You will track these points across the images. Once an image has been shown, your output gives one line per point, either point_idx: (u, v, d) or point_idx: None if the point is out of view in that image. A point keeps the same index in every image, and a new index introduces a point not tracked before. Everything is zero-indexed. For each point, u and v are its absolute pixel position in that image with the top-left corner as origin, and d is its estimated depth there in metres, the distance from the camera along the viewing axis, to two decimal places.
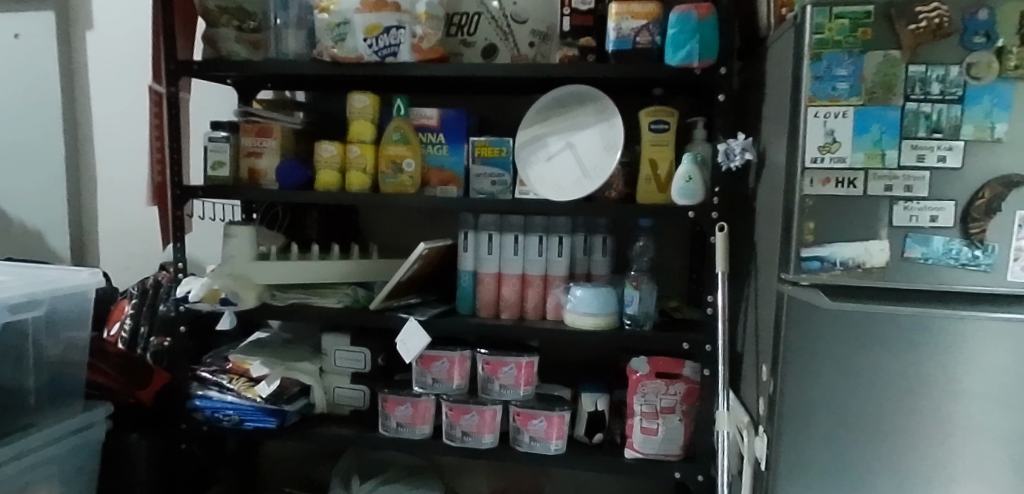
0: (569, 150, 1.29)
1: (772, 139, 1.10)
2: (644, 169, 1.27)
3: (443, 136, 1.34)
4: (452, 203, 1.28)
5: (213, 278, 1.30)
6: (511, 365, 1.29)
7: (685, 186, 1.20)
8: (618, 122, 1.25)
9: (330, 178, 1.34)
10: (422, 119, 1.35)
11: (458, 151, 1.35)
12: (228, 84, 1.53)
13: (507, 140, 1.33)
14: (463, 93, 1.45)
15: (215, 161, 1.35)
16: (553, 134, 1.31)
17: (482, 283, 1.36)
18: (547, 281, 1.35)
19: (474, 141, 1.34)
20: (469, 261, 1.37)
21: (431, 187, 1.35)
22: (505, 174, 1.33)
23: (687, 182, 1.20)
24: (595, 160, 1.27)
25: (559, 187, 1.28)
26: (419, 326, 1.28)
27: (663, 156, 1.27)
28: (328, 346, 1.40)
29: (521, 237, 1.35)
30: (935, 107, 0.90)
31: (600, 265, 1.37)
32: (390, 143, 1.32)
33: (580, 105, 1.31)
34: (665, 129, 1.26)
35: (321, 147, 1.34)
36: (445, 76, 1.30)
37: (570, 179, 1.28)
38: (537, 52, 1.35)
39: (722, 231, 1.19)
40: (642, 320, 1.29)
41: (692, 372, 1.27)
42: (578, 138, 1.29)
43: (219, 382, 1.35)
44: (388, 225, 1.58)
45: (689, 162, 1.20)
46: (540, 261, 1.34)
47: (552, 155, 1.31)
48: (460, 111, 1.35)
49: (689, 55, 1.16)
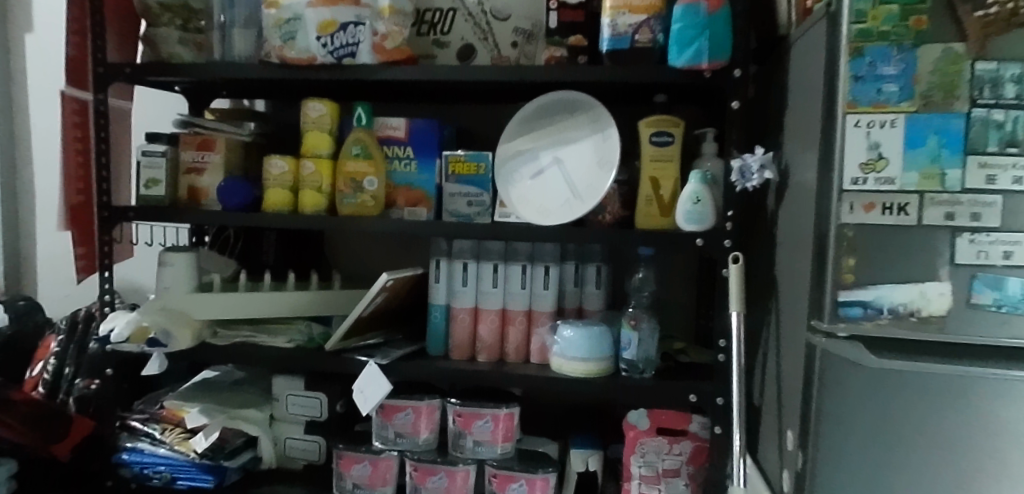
0: (556, 167, 1.11)
1: (799, 155, 0.91)
2: (643, 189, 1.08)
3: (411, 150, 1.16)
4: (420, 228, 1.10)
5: (142, 314, 1.12)
6: (486, 419, 1.10)
7: (692, 213, 1.02)
8: (614, 133, 1.06)
9: (280, 198, 1.15)
10: (387, 130, 1.16)
11: (429, 167, 1.16)
12: (177, 92, 1.36)
13: (485, 155, 1.15)
14: (440, 102, 1.27)
15: (147, 178, 1.17)
16: (540, 148, 1.13)
17: (455, 320, 1.17)
18: (531, 317, 1.16)
19: (447, 156, 1.16)
20: (441, 293, 1.18)
21: (398, 208, 1.16)
22: (482, 193, 1.15)
23: (695, 204, 1.02)
24: (588, 180, 1.08)
25: (547, 212, 1.09)
26: (378, 371, 1.09)
27: (666, 173, 1.08)
28: (278, 390, 1.22)
29: (501, 266, 1.16)
30: (1009, 114, 0.71)
31: (592, 299, 1.18)
32: (349, 157, 1.13)
33: (571, 114, 1.12)
34: (669, 142, 1.07)
35: (271, 162, 1.15)
36: (413, 82, 1.12)
37: (560, 201, 1.09)
38: (520, 53, 1.16)
39: (737, 262, 1.00)
40: (641, 366, 1.09)
41: (700, 428, 1.07)
42: (569, 153, 1.10)
43: (150, 433, 1.17)
44: (355, 251, 1.39)
45: (696, 181, 1.02)
46: (523, 294, 1.15)
47: (537, 172, 1.12)
48: (432, 121, 1.16)
49: (697, 54, 0.98)
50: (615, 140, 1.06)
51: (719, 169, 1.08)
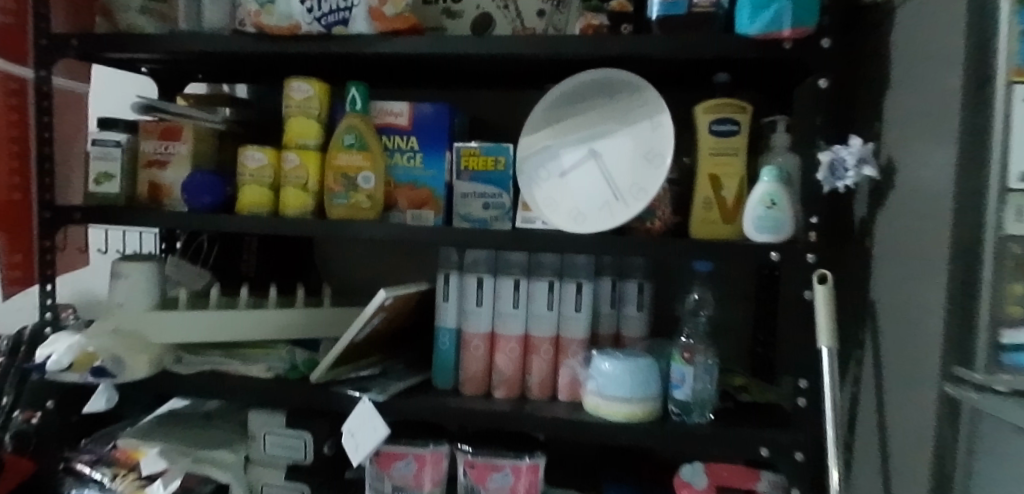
0: (594, 162, 0.90)
1: (916, 146, 0.70)
2: (701, 189, 0.87)
3: (416, 141, 0.96)
4: (426, 236, 0.90)
5: (89, 337, 0.92)
6: (504, 471, 0.89)
7: (761, 219, 0.82)
8: (667, 121, 0.85)
9: (257, 198, 0.95)
10: (387, 117, 0.96)
11: (437, 162, 0.96)
12: (144, 74, 1.17)
13: (504, 147, 0.95)
14: (449, 87, 1.07)
15: (99, 172, 0.97)
16: (572, 139, 0.92)
17: (468, 349, 0.96)
18: (559, 345, 0.96)
19: (459, 148, 0.96)
20: (450, 315, 0.97)
21: (399, 210, 0.96)
22: (501, 193, 0.95)
23: (770, 208, 0.82)
24: (634, 178, 0.87)
25: (583, 218, 0.88)
26: (373, 410, 0.89)
27: (729, 170, 0.87)
28: (255, 427, 1.02)
29: (523, 283, 0.96)
30: None
31: (632, 323, 0.97)
32: (340, 149, 0.93)
33: (611, 97, 0.91)
34: (733, 130, 0.86)
35: (245, 154, 0.95)
36: (418, 59, 0.93)
37: (599, 204, 0.88)
38: (548, 24, 0.96)
39: (824, 283, 0.80)
40: (693, 409, 0.88)
41: (772, 488, 0.87)
42: (610, 144, 0.89)
43: (99, 480, 0.97)
44: (350, 261, 1.19)
45: (768, 179, 0.83)
46: (550, 317, 0.95)
47: (569, 169, 0.92)
48: (442, 106, 0.96)
49: (777, 18, 0.78)
50: (669, 129, 0.85)
51: (794, 166, 0.88)
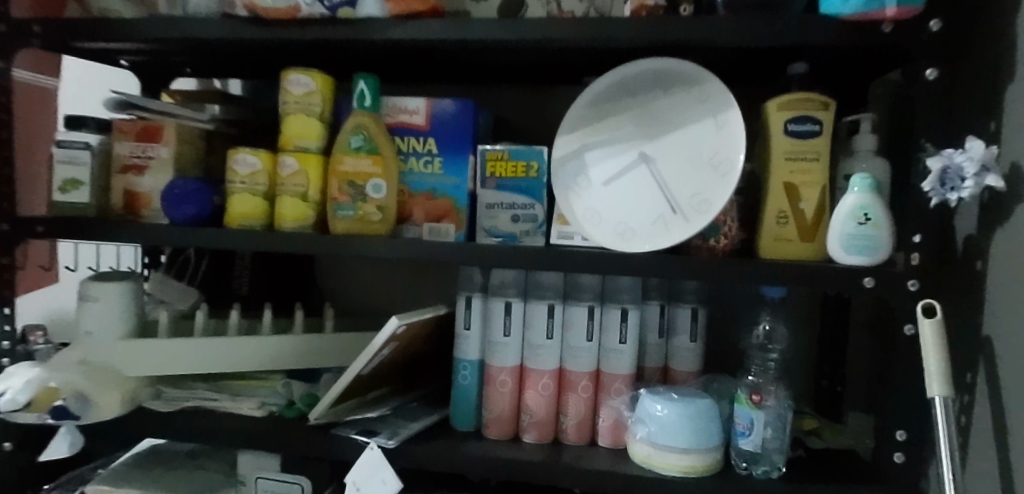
0: (645, 168, 0.78)
1: None
2: (775, 201, 0.74)
3: (435, 144, 0.82)
4: (447, 256, 0.76)
5: (52, 371, 0.78)
6: None
7: (854, 237, 0.69)
8: (736, 119, 0.73)
9: (249, 208, 0.81)
10: (400, 115, 0.82)
11: (460, 168, 0.82)
12: (125, 68, 1.04)
13: (537, 150, 0.82)
14: (471, 82, 0.93)
15: (65, 178, 0.83)
16: (619, 140, 0.80)
17: (492, 386, 0.82)
18: (599, 381, 0.82)
19: (484, 151, 0.83)
20: (472, 345, 0.83)
21: (414, 223, 0.82)
22: (533, 204, 0.82)
23: (861, 225, 0.69)
24: (696, 186, 0.74)
25: (632, 234, 0.76)
26: (384, 463, 0.75)
27: (808, 179, 0.73)
28: (245, 471, 0.88)
29: (558, 308, 0.82)
30: None
31: (684, 356, 0.83)
32: (346, 153, 0.79)
33: (665, 90, 0.78)
34: (814, 132, 0.73)
35: (236, 158, 0.81)
36: (440, 48, 0.79)
37: (651, 218, 0.76)
38: (590, 7, 0.82)
39: (933, 315, 0.65)
40: (762, 461, 0.75)
41: None
42: (666, 146, 0.77)
43: None
44: (356, 278, 1.06)
45: (858, 189, 0.69)
46: (589, 349, 0.81)
47: (616, 176, 0.79)
48: (465, 101, 0.82)
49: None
50: (739, 128, 0.72)
51: (882, 173, 0.74)
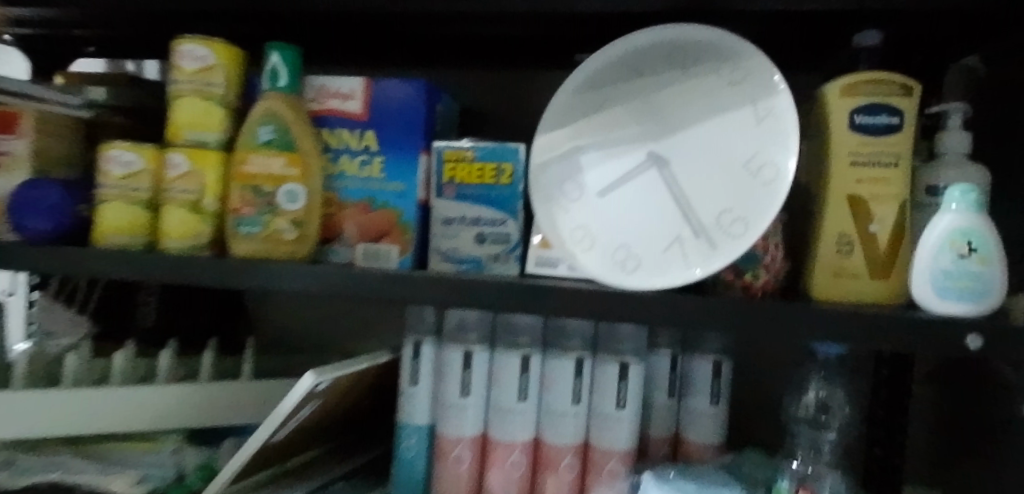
0: (655, 174, 0.58)
1: None
2: (834, 219, 0.55)
3: (375, 138, 0.61)
4: (382, 295, 0.56)
5: None
6: None
7: (952, 276, 0.49)
8: (785, 107, 0.53)
9: (126, 222, 0.61)
10: (329, 99, 0.62)
11: (407, 170, 0.61)
12: (10, 42, 0.84)
13: (513, 148, 0.62)
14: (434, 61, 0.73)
15: None
16: (620, 136, 0.60)
17: (443, 464, 0.61)
18: (588, 458, 0.62)
19: (440, 149, 0.63)
20: (420, 406, 0.63)
21: (346, 244, 0.61)
22: (506, 220, 0.62)
23: (963, 259, 0.49)
24: (726, 200, 0.55)
25: (635, 265, 0.56)
26: None
27: (880, 190, 0.54)
28: None
29: (535, 360, 0.61)
30: None
31: (702, 423, 0.63)
32: (253, 148, 0.59)
33: (684, 69, 0.59)
34: (887, 126, 0.54)
35: (110, 154, 0.61)
36: (386, 12, 0.60)
37: (661, 242, 0.56)
38: None
39: None
40: None
41: None
42: (685, 145, 0.57)
43: None
44: (293, 305, 0.85)
45: (954, 208, 0.51)
46: (576, 415, 0.61)
47: (613, 185, 0.59)
48: (418, 81, 0.61)
49: None
50: (789, 120, 0.53)
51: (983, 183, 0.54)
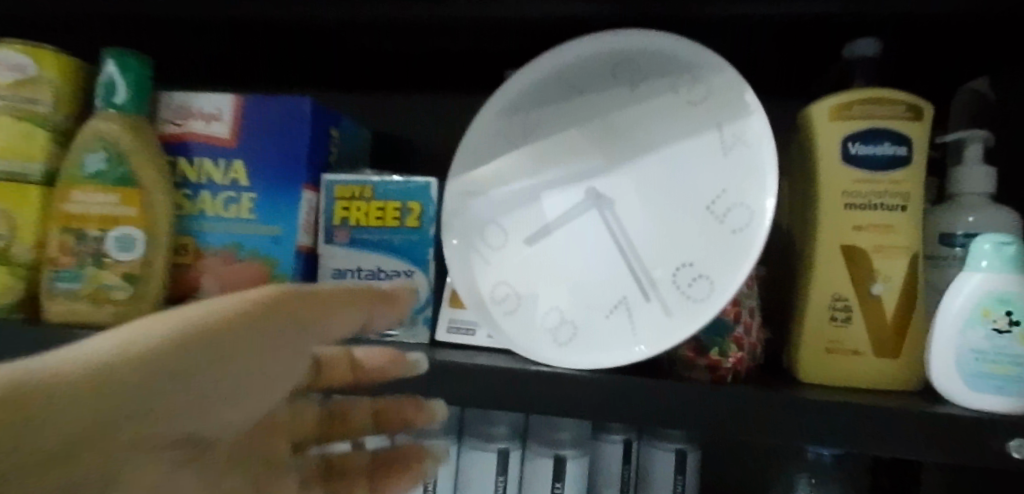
0: (595, 219, 0.45)
1: None
2: (824, 279, 0.42)
3: (244, 170, 0.48)
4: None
5: None
6: None
7: (991, 358, 0.37)
8: (758, 133, 0.41)
9: None
10: (189, 121, 0.49)
11: (284, 211, 0.48)
12: None
13: (422, 182, 0.49)
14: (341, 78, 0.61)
15: None
16: (552, 170, 0.47)
17: None
18: None
19: (332, 183, 0.49)
20: None
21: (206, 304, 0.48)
22: (412, 274, 0.49)
23: (998, 339, 0.37)
24: (685, 253, 0.42)
25: (568, 337, 0.44)
26: None
27: (884, 241, 0.42)
28: None
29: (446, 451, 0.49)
30: None
31: None
32: (78, 184, 0.46)
33: (631, 85, 0.46)
34: (892, 160, 0.42)
35: None
36: (267, 15, 0.48)
37: (603, 308, 0.44)
38: None
39: None
40: None
41: None
42: (633, 182, 0.45)
43: None
44: None
45: (988, 266, 0.38)
46: None
47: (544, 232, 0.47)
48: (299, 98, 0.48)
49: None
50: (764, 148, 0.40)
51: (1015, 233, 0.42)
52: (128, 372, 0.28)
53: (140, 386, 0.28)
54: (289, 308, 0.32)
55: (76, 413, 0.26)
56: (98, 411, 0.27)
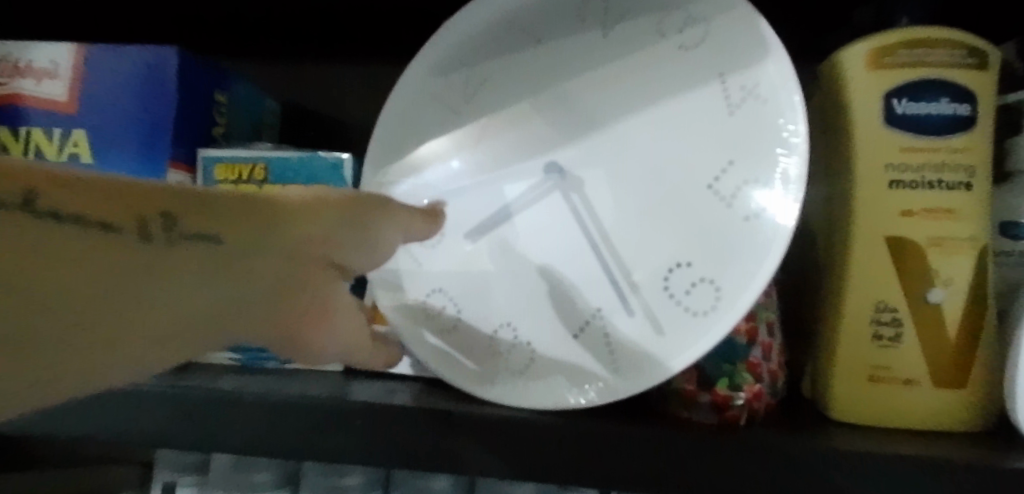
0: (557, 205, 0.34)
1: None
2: (862, 280, 0.32)
3: (88, 143, 0.36)
4: (80, 430, 0.32)
5: None
6: None
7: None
8: (776, 82, 0.29)
9: None
10: (13, 79, 0.36)
11: None
12: None
13: (330, 158, 0.37)
14: (254, 43, 0.50)
15: None
16: (502, 141, 0.36)
17: None
18: None
19: (209, 159, 0.37)
20: None
21: None
22: None
23: None
24: (679, 250, 0.30)
25: (522, 365, 0.32)
26: None
27: (942, 229, 0.31)
28: None
29: None
30: None
31: None
32: None
33: (603, 29, 0.35)
34: (952, 120, 0.31)
35: None
36: None
37: (568, 325, 0.32)
38: None
39: None
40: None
41: None
42: (609, 155, 0.33)
43: None
44: None
45: None
46: None
47: (490, 224, 0.35)
48: (162, 48, 0.35)
49: None
50: (787, 103, 0.28)
51: None
52: (236, 215, 0.24)
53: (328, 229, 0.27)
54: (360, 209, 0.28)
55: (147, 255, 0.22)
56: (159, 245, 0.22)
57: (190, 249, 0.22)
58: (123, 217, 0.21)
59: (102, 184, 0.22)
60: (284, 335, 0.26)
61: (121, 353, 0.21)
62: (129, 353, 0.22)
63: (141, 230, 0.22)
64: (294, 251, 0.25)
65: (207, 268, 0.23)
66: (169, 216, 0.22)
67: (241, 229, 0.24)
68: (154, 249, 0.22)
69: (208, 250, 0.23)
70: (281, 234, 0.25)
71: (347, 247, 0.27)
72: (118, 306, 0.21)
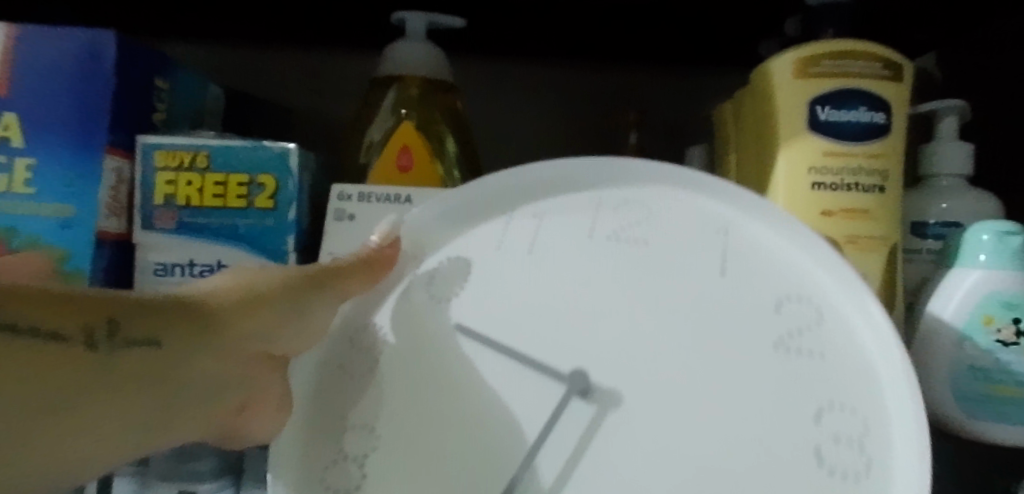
0: (564, 423, 0.28)
1: None
2: None
3: (19, 123, 0.35)
4: None
5: None
6: None
7: (994, 377, 0.31)
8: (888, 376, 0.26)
9: None
10: None
11: (74, 181, 0.35)
12: None
13: (275, 147, 0.36)
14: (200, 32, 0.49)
15: None
16: (495, 230, 0.31)
17: None
18: None
19: (147, 144, 0.36)
20: None
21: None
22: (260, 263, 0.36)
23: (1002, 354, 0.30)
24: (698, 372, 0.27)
25: (363, 452, 0.29)
26: None
27: (859, 228, 0.34)
28: None
29: None
30: None
31: None
32: None
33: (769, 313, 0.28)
34: (871, 128, 0.34)
35: None
36: None
37: (448, 441, 0.28)
38: None
39: None
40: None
41: None
42: (670, 307, 0.28)
43: None
44: None
45: (991, 263, 0.31)
46: None
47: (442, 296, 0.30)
48: (100, 32, 0.35)
49: None
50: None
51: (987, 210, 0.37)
52: (172, 320, 0.25)
53: (271, 323, 0.28)
54: (306, 295, 0.29)
55: (95, 370, 0.23)
56: (97, 364, 0.23)
57: (133, 354, 0.24)
58: (73, 327, 0.23)
59: (50, 297, 0.23)
60: (218, 420, 0.29)
61: (74, 455, 0.23)
62: (81, 458, 0.23)
63: (89, 339, 0.23)
64: (236, 344, 0.27)
65: (151, 373, 0.25)
66: (113, 322, 0.24)
67: (180, 335, 0.26)
68: (103, 356, 0.23)
69: (151, 353, 0.25)
70: (223, 335, 0.27)
71: (286, 340, 0.29)
72: (70, 415, 0.23)
